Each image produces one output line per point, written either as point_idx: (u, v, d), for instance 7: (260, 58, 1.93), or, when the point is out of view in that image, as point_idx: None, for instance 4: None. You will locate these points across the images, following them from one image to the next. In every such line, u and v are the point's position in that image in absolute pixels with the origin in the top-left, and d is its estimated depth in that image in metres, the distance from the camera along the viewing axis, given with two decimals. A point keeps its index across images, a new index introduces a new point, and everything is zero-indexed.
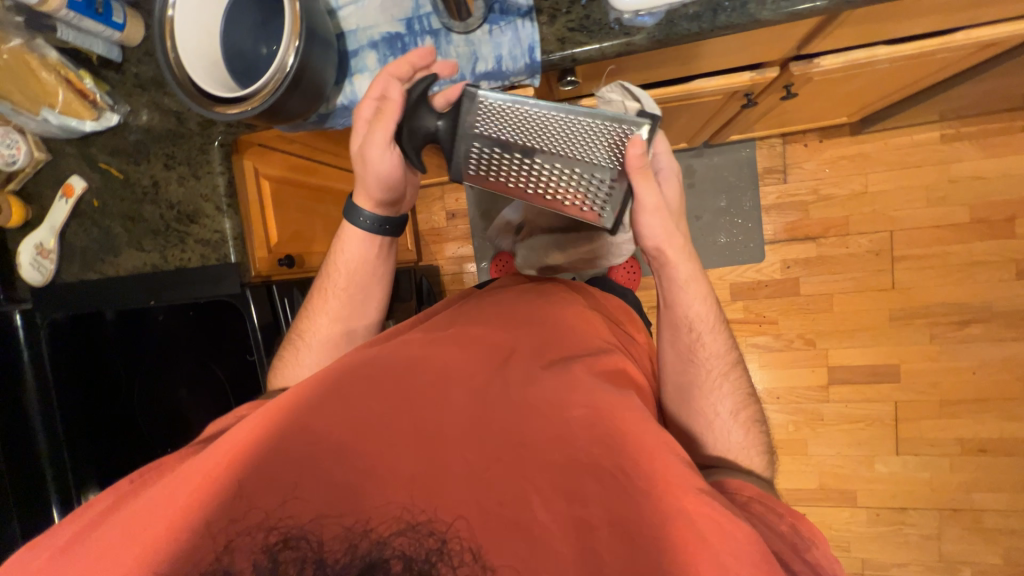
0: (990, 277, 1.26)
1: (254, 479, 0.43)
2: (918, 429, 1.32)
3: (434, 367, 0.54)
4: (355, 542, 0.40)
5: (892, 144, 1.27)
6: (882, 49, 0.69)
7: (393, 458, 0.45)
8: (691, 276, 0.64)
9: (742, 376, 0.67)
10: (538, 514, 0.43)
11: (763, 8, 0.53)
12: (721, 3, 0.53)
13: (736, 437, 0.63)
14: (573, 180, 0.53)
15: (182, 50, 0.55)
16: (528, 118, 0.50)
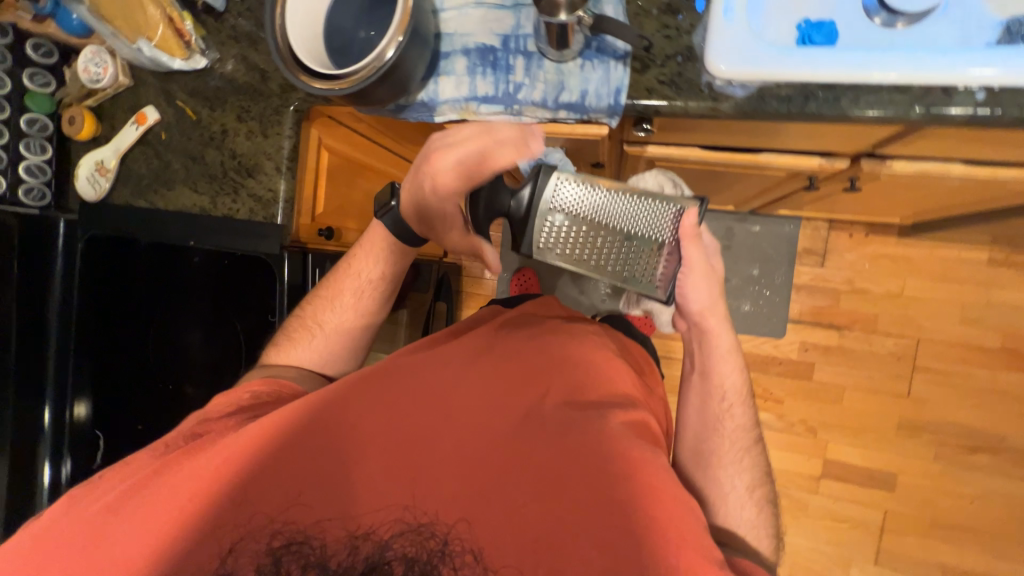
0: (1008, 409, 1.24)
1: (261, 486, 0.52)
2: (902, 544, 1.28)
3: (434, 390, 0.58)
4: (355, 543, 0.50)
5: (938, 253, 1.26)
6: (957, 166, 0.69)
7: (387, 472, 0.53)
8: (728, 342, 0.69)
9: (762, 454, 0.67)
10: (518, 543, 0.50)
11: (854, 106, 0.54)
12: (813, 92, 0.55)
13: (748, 514, 0.62)
14: (623, 251, 0.67)
15: (289, 19, 0.57)
16: (594, 200, 0.65)
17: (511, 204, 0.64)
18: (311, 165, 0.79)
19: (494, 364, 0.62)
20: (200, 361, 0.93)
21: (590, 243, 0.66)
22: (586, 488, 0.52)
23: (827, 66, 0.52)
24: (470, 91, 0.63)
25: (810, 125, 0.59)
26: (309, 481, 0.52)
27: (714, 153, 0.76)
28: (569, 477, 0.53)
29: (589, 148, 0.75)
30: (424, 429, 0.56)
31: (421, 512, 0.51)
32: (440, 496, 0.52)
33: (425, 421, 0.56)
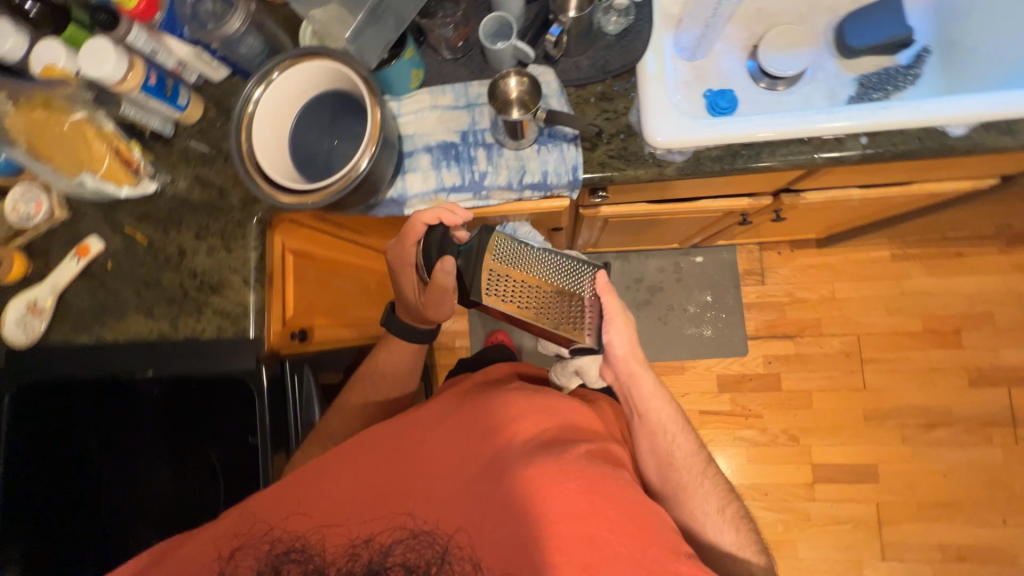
0: (947, 383, 1.38)
1: (266, 508, 0.58)
2: (901, 534, 1.34)
3: (432, 421, 0.64)
4: (355, 553, 0.55)
5: (851, 258, 1.44)
6: (854, 191, 0.82)
7: (385, 492, 0.58)
8: (646, 374, 0.73)
9: (718, 472, 0.69)
10: (506, 544, 0.53)
11: (772, 157, 0.64)
12: (738, 151, 0.64)
13: (727, 537, 0.63)
14: (564, 305, 0.68)
15: (255, 143, 0.58)
16: (528, 253, 0.68)
17: (460, 263, 0.67)
18: (277, 270, 0.78)
19: (483, 400, 0.66)
20: (173, 503, 0.81)
21: (527, 295, 0.66)
22: (572, 494, 0.54)
23: (744, 129, 0.62)
24: (438, 183, 0.68)
25: (738, 176, 0.69)
26: (313, 503, 0.58)
27: (660, 206, 0.85)
28: (556, 503, 0.53)
29: (552, 217, 0.80)
30: (426, 456, 0.60)
31: (421, 521, 0.56)
32: (434, 511, 0.56)
33: (421, 451, 0.61)
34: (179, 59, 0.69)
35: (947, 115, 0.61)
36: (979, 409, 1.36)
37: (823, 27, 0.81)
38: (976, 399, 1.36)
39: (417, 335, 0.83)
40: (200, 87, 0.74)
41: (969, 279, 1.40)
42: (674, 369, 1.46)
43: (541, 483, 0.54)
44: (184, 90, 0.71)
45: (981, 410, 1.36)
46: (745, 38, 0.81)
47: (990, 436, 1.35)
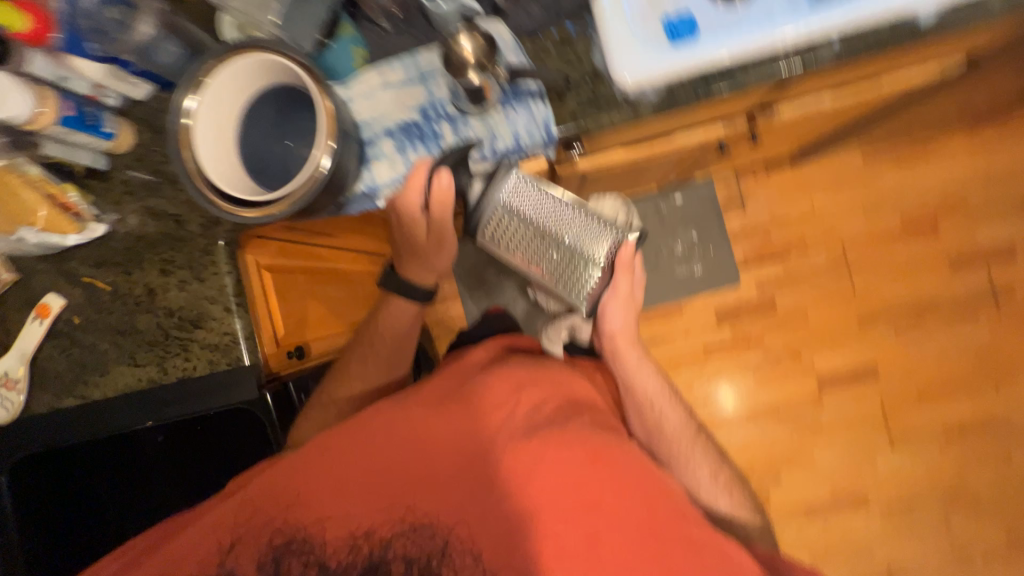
0: (930, 274, 1.42)
1: (275, 513, 0.66)
2: (905, 420, 1.43)
3: (436, 424, 0.71)
4: (356, 540, 0.65)
5: (824, 169, 1.45)
6: (827, 97, 0.81)
7: (386, 487, 0.67)
8: (638, 357, 0.85)
9: (705, 436, 0.87)
10: (496, 524, 0.65)
11: (746, 76, 0.62)
12: (711, 76, 0.62)
13: (720, 492, 0.81)
14: (569, 265, 0.68)
15: (202, 158, 0.53)
16: (547, 201, 0.64)
17: (476, 184, 0.64)
18: (257, 290, 0.75)
19: (482, 392, 0.73)
20: None
21: (530, 246, 0.67)
22: (563, 477, 0.66)
23: (715, 52, 0.58)
24: (407, 167, 0.64)
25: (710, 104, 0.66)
26: (319, 500, 0.67)
27: (636, 150, 0.82)
28: (549, 485, 0.66)
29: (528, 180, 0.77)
30: (433, 454, 0.69)
31: (420, 515, 0.66)
32: (433, 505, 0.66)
33: (426, 446, 0.69)
34: (94, 82, 0.61)
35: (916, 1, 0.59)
36: (963, 291, 1.41)
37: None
38: (959, 282, 1.41)
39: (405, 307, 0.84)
40: (125, 110, 0.67)
41: (938, 168, 1.42)
42: (672, 312, 1.48)
43: (539, 473, 0.66)
44: (109, 117, 0.64)
45: (965, 291, 1.41)
46: None
47: (976, 314, 1.41)
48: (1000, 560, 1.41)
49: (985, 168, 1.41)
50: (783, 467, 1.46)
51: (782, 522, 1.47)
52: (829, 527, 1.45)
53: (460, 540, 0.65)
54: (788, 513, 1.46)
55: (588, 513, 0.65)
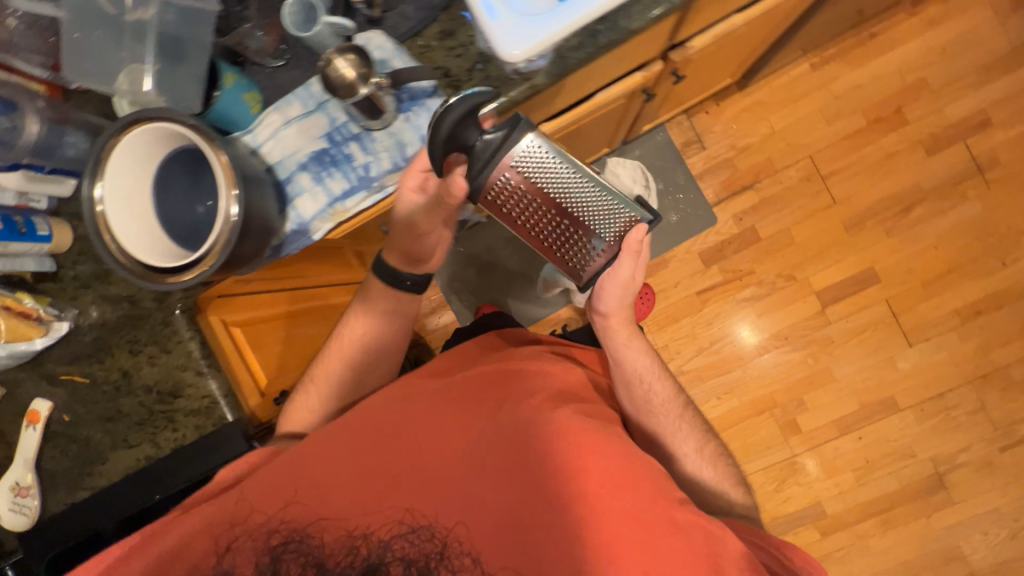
0: (908, 163, 1.38)
1: (275, 514, 0.64)
2: (917, 316, 1.39)
3: (443, 421, 0.71)
4: (353, 540, 0.63)
5: (775, 86, 1.41)
6: (736, 17, 0.79)
7: (386, 480, 0.66)
8: (629, 335, 0.84)
9: (695, 413, 0.86)
10: (495, 518, 0.64)
11: (632, 19, 0.59)
12: (596, 29, 0.60)
13: (706, 468, 0.81)
14: (574, 237, 0.64)
15: (122, 237, 0.54)
16: (559, 170, 0.58)
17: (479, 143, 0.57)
18: (228, 350, 0.76)
19: (488, 390, 0.76)
20: None
21: (535, 217, 0.61)
22: (563, 466, 0.66)
23: (589, 5, 0.57)
24: (329, 195, 0.65)
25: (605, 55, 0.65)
26: (317, 500, 0.65)
27: (560, 120, 0.82)
28: (548, 477, 0.66)
29: None
30: (438, 448, 0.68)
31: (421, 515, 0.64)
32: (434, 505, 0.65)
33: (429, 433, 0.70)
34: (16, 191, 0.63)
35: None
36: (946, 172, 1.36)
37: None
38: (939, 164, 1.37)
39: (383, 307, 0.80)
40: (57, 209, 0.70)
41: (889, 54, 1.37)
42: (657, 267, 1.47)
43: (540, 462, 0.66)
44: (40, 221, 0.66)
45: (948, 172, 1.36)
46: None
47: (964, 192, 1.36)
48: None
49: (937, 42, 1.36)
50: (805, 391, 1.45)
51: (818, 444, 1.45)
52: (865, 439, 1.44)
53: (457, 535, 0.64)
54: (821, 435, 1.45)
55: (576, 503, 0.64)
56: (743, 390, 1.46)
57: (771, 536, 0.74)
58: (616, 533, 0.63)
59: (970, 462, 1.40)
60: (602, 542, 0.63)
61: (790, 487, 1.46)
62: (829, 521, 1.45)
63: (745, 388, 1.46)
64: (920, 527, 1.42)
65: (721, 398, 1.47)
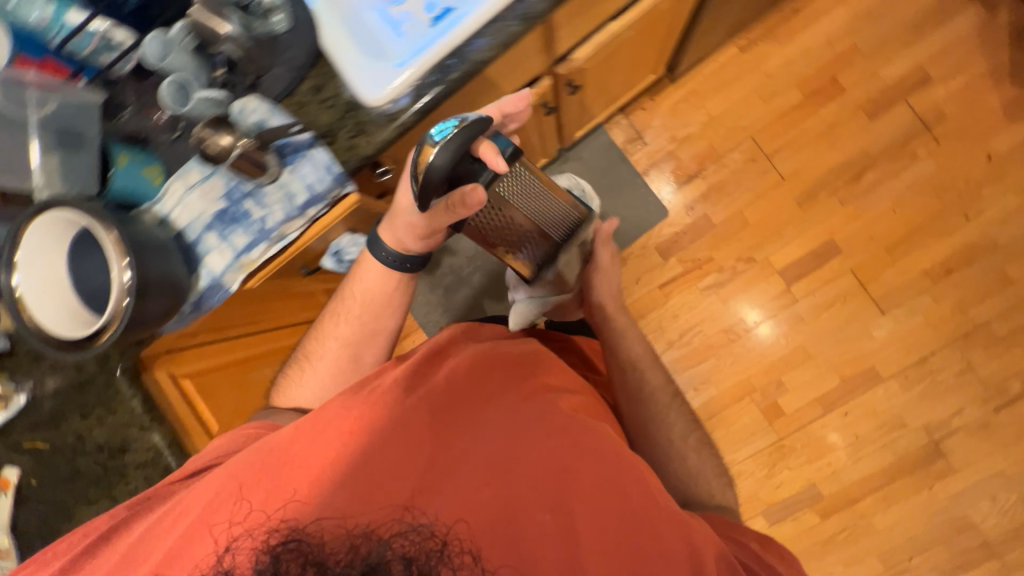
0: (852, 130, 1.36)
1: (268, 507, 0.56)
2: (885, 282, 1.37)
3: (447, 410, 0.67)
4: (358, 532, 0.50)
5: (706, 75, 1.42)
6: (612, 25, 0.82)
7: (387, 470, 0.59)
8: (622, 325, 0.94)
9: (684, 404, 0.89)
10: (503, 510, 0.58)
11: (478, 50, 0.63)
12: (446, 63, 0.63)
13: (691, 457, 0.82)
14: (529, 239, 0.87)
15: (39, 313, 0.60)
16: (529, 191, 0.78)
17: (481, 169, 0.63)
18: (179, 400, 0.82)
19: (486, 381, 0.74)
20: None
21: (504, 228, 0.81)
22: (564, 457, 0.64)
23: (435, 46, 0.62)
24: (234, 250, 0.69)
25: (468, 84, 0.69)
26: (317, 489, 0.57)
27: None
28: (552, 469, 0.62)
29: (369, 218, 0.85)
30: (439, 439, 0.63)
31: (422, 511, 0.55)
32: (439, 500, 0.57)
33: (440, 418, 0.65)
34: None
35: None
36: (892, 134, 1.35)
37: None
38: (884, 127, 1.35)
39: (371, 294, 0.83)
40: None
41: (815, 27, 1.37)
42: None
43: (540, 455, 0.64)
44: None
45: (894, 133, 1.35)
46: None
47: (914, 151, 1.34)
48: None
49: (861, 8, 1.36)
50: (783, 372, 1.42)
51: (804, 425, 1.42)
52: (852, 414, 1.40)
53: (466, 532, 0.55)
54: (806, 415, 1.42)
55: (583, 492, 0.61)
56: (720, 379, 1.44)
57: (773, 540, 0.72)
58: (621, 528, 0.60)
59: (964, 426, 1.35)
60: (597, 541, 0.59)
61: (782, 472, 1.43)
62: (827, 502, 1.42)
63: (721, 376, 1.45)
64: (923, 499, 1.38)
65: (699, 389, 1.45)
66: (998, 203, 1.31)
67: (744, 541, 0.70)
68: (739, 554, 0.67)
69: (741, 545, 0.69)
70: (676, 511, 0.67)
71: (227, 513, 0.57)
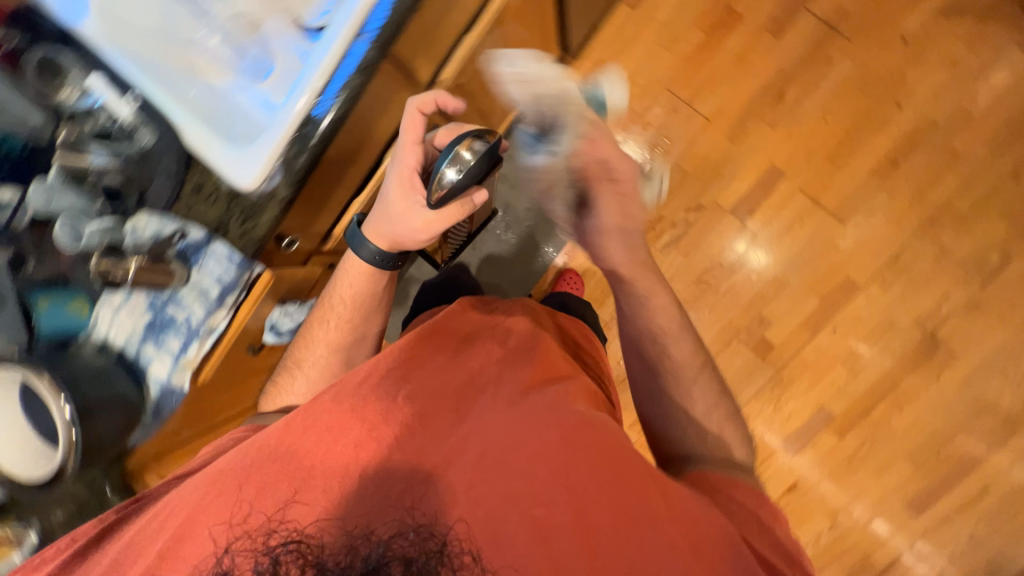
0: (762, 53, 1.35)
1: (268, 503, 0.57)
2: (837, 191, 1.35)
3: (452, 403, 0.64)
4: (352, 536, 0.51)
5: (604, 42, 1.42)
6: (468, 39, 0.84)
7: (382, 473, 0.58)
8: (653, 289, 0.83)
9: (715, 376, 0.80)
10: (506, 516, 0.53)
11: (329, 112, 0.66)
12: (304, 132, 0.66)
13: (713, 430, 0.74)
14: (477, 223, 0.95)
15: (18, 470, 0.66)
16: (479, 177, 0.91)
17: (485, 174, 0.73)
18: None
19: (490, 368, 0.69)
20: None
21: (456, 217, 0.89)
22: (572, 451, 0.57)
23: (287, 119, 0.65)
24: (172, 354, 0.74)
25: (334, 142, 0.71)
26: (317, 491, 0.57)
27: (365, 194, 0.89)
28: (560, 466, 0.56)
29: (294, 285, 0.90)
30: (436, 436, 0.61)
31: (421, 514, 0.53)
32: (436, 503, 0.54)
33: (438, 413, 0.63)
34: None
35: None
36: (801, 46, 1.33)
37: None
38: (792, 41, 1.33)
39: (358, 298, 0.82)
40: None
41: None
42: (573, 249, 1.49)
43: (545, 451, 0.57)
44: None
45: (802, 43, 1.33)
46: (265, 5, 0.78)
47: (828, 56, 1.32)
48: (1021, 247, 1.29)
49: None
50: (763, 306, 1.42)
51: (797, 352, 1.42)
52: (841, 329, 1.39)
53: (459, 530, 0.52)
54: (797, 341, 1.41)
55: (584, 489, 0.55)
56: (704, 330, 1.44)
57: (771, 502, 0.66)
58: (627, 528, 0.53)
59: (955, 310, 1.33)
60: (611, 538, 0.53)
61: (788, 402, 1.43)
62: (840, 420, 1.42)
63: (704, 327, 1.44)
64: (934, 391, 1.37)
65: None
66: (926, 83, 1.29)
67: (744, 507, 0.63)
68: (739, 522, 0.61)
69: (739, 513, 0.62)
70: (694, 511, 0.57)
71: (229, 508, 0.58)
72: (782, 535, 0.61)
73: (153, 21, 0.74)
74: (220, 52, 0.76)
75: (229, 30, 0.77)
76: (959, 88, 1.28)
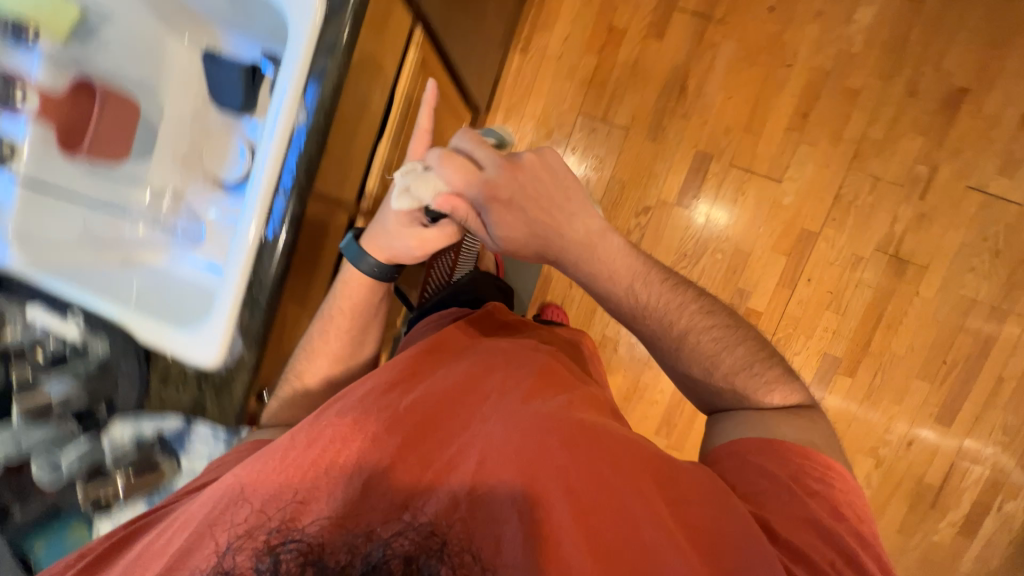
0: (653, 57, 1.43)
1: (272, 501, 0.56)
2: (764, 155, 1.41)
3: (464, 408, 0.67)
4: (353, 537, 0.52)
5: (509, 90, 1.49)
6: (381, 152, 0.87)
7: (394, 479, 0.57)
8: (665, 295, 0.78)
9: (736, 327, 0.79)
10: (507, 502, 0.55)
11: (267, 268, 0.67)
12: (252, 294, 0.67)
13: (753, 385, 0.75)
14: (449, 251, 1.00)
15: None
16: None
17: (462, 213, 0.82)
18: None
19: (497, 377, 0.72)
20: None
21: None
22: (578, 448, 0.61)
23: (229, 291, 0.66)
24: None
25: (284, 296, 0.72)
26: (318, 494, 0.55)
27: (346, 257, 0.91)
28: (565, 462, 0.59)
29: None
30: (446, 441, 0.62)
31: (420, 518, 0.54)
32: (436, 504, 0.55)
33: (446, 422, 0.64)
34: None
35: (284, 114, 0.63)
36: (686, 40, 1.41)
37: (208, 108, 0.82)
38: (676, 40, 1.42)
39: (359, 311, 0.83)
40: None
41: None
42: (546, 285, 1.52)
43: (554, 451, 0.60)
44: None
45: (685, 38, 1.41)
46: (180, 179, 0.80)
47: (712, 42, 1.40)
48: (944, 154, 1.36)
49: None
50: (737, 279, 1.45)
51: (783, 311, 1.45)
52: (815, 277, 1.43)
53: (459, 531, 0.53)
54: (780, 301, 1.45)
55: (587, 493, 0.57)
56: None
57: (820, 458, 0.68)
58: (630, 534, 0.56)
59: (907, 227, 1.39)
60: (604, 526, 0.56)
61: (793, 360, 1.46)
62: (846, 360, 1.45)
63: None
64: (918, 307, 1.42)
65: None
66: (805, 39, 1.38)
67: (776, 478, 0.64)
68: (769, 495, 0.64)
69: (774, 482, 0.64)
70: (703, 518, 0.59)
71: (230, 514, 0.56)
72: (825, 498, 0.64)
73: (76, 231, 0.74)
74: (151, 234, 0.81)
75: (153, 211, 0.81)
76: (836, 34, 1.37)
